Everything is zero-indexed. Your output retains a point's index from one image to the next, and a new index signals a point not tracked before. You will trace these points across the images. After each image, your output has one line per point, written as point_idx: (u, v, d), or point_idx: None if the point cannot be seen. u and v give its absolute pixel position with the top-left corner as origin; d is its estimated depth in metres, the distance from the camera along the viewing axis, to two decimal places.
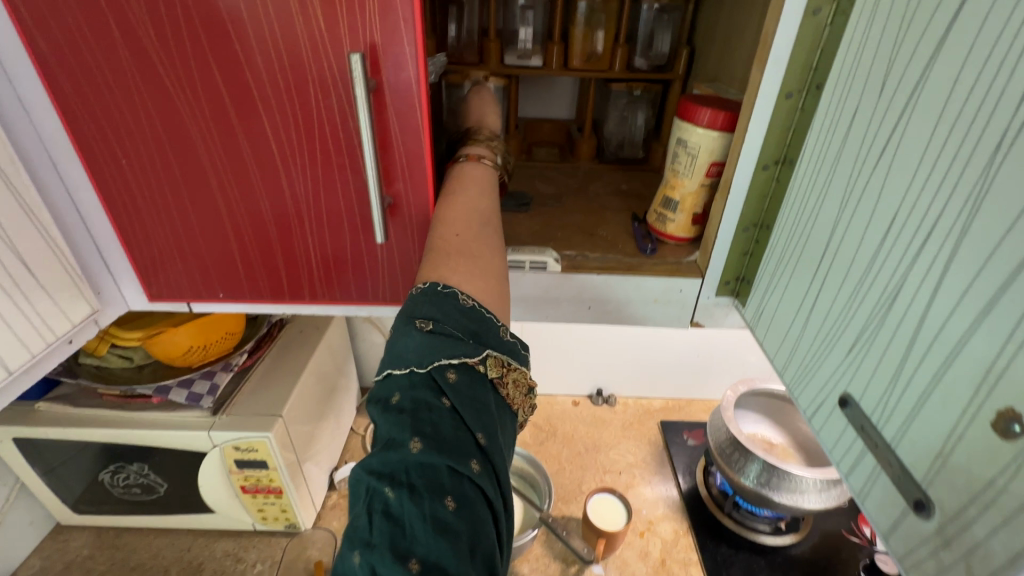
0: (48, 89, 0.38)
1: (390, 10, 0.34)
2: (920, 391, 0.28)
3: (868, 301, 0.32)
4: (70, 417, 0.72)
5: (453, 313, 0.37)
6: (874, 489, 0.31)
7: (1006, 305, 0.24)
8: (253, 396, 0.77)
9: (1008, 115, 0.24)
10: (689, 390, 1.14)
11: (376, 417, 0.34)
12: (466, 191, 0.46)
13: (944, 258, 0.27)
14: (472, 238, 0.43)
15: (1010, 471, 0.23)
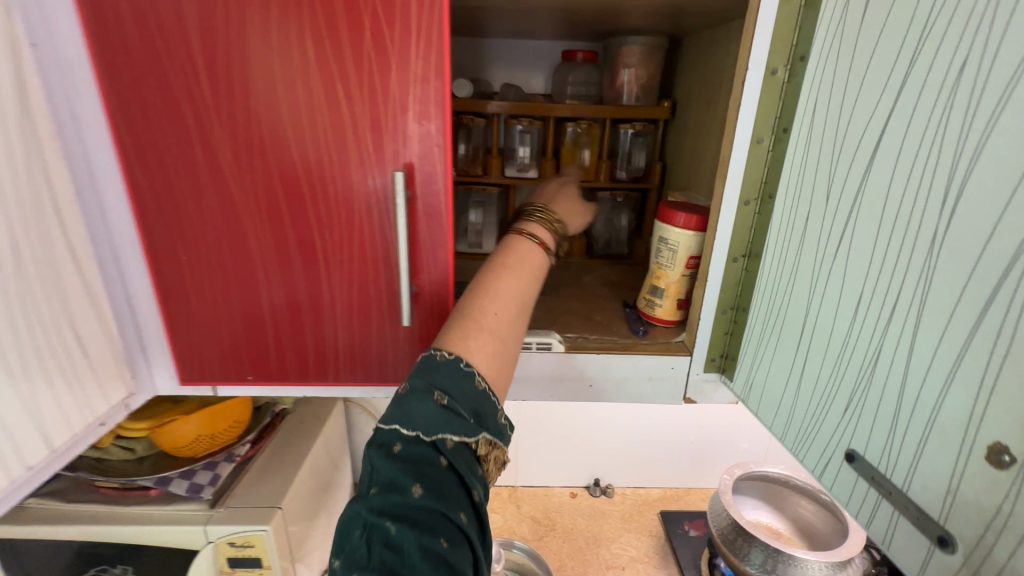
0: (130, 198, 0.45)
1: (428, 139, 0.43)
2: (909, 439, 0.32)
3: (852, 365, 0.37)
4: (57, 512, 0.69)
5: (466, 392, 0.40)
6: (897, 534, 0.33)
7: (967, 357, 0.29)
8: (253, 487, 0.76)
9: (928, 210, 0.31)
10: (685, 478, 1.14)
11: (378, 460, 0.38)
12: (512, 274, 0.49)
13: (902, 325, 0.33)
14: (508, 322, 0.46)
15: (1012, 496, 0.26)
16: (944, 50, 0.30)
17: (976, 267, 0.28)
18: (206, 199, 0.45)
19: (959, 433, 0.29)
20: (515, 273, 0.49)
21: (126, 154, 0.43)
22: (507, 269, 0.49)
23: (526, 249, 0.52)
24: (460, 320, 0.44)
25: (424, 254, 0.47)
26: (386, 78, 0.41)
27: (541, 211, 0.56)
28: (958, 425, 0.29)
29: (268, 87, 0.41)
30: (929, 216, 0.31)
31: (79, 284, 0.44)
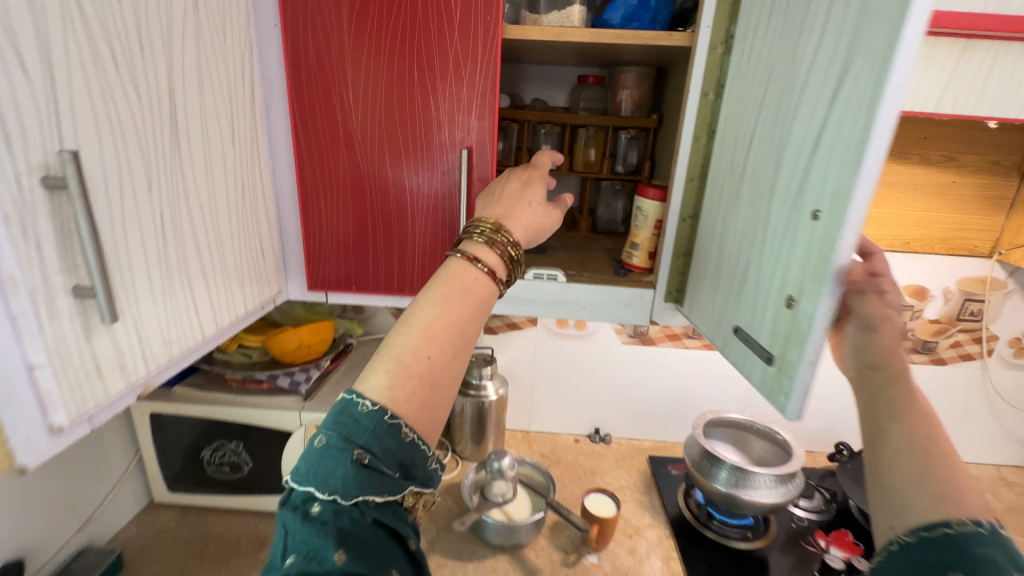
0: (296, 163, 0.72)
1: (483, 131, 0.69)
2: (759, 308, 0.55)
3: (737, 273, 0.60)
4: (197, 397, 0.97)
5: (391, 449, 0.44)
6: (753, 367, 0.56)
7: (777, 252, 0.52)
8: (332, 391, 1.02)
9: (767, 175, 0.54)
10: (673, 432, 1.36)
11: (295, 526, 0.42)
12: (450, 305, 0.50)
13: (756, 242, 0.56)
14: (439, 365, 0.47)
15: (793, 319, 0.49)
16: (773, 85, 0.53)
17: (782, 202, 0.51)
18: (341, 165, 0.71)
19: (775, 295, 0.52)
20: (450, 304, 0.49)
21: (297, 136, 0.71)
22: (442, 300, 0.50)
23: (465, 277, 0.52)
24: (384, 361, 0.46)
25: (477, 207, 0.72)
26: (460, 92, 0.67)
27: (490, 232, 0.56)
28: (775, 291, 0.52)
29: (388, 96, 0.68)
30: (768, 177, 0.54)
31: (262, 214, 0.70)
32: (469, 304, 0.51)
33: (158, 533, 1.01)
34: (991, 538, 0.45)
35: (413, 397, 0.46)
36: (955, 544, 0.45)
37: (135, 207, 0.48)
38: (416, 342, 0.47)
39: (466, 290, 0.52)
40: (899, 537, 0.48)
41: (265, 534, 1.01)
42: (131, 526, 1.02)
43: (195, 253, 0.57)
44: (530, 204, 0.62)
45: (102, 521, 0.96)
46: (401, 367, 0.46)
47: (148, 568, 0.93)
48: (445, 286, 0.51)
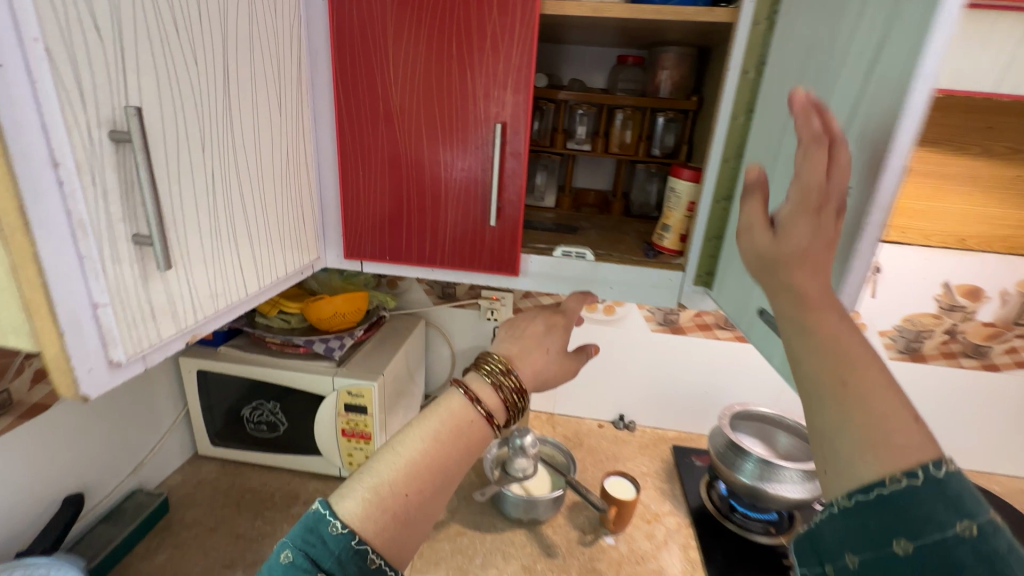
0: (338, 135, 0.75)
1: (518, 107, 0.70)
2: None
3: None
4: (240, 357, 1.03)
5: (354, 573, 0.49)
6: (776, 349, 0.55)
7: None
8: (364, 360, 1.06)
9: None
10: (699, 424, 1.34)
11: None
12: (440, 438, 0.59)
13: None
14: (414, 503, 0.55)
15: None
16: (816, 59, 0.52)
17: None
18: (379, 137, 0.74)
19: None
20: (435, 443, 0.58)
21: (340, 109, 0.74)
22: (427, 440, 0.58)
23: (456, 407, 0.61)
24: (364, 487, 0.54)
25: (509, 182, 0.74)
26: (497, 68, 0.68)
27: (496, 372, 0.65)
28: None
29: (426, 70, 0.70)
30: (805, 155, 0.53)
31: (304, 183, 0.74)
32: (459, 443, 0.59)
33: (201, 482, 1.08)
34: (930, 492, 0.31)
35: (383, 525, 0.53)
36: (896, 506, 0.31)
37: (191, 167, 0.52)
38: (400, 470, 0.55)
39: (455, 424, 0.60)
40: (816, 516, 0.36)
41: (297, 491, 1.07)
42: (177, 474, 1.10)
43: (242, 215, 0.61)
44: (546, 355, 0.71)
45: (152, 467, 1.04)
46: (379, 498, 0.53)
47: (191, 513, 1.00)
48: (439, 426, 0.59)
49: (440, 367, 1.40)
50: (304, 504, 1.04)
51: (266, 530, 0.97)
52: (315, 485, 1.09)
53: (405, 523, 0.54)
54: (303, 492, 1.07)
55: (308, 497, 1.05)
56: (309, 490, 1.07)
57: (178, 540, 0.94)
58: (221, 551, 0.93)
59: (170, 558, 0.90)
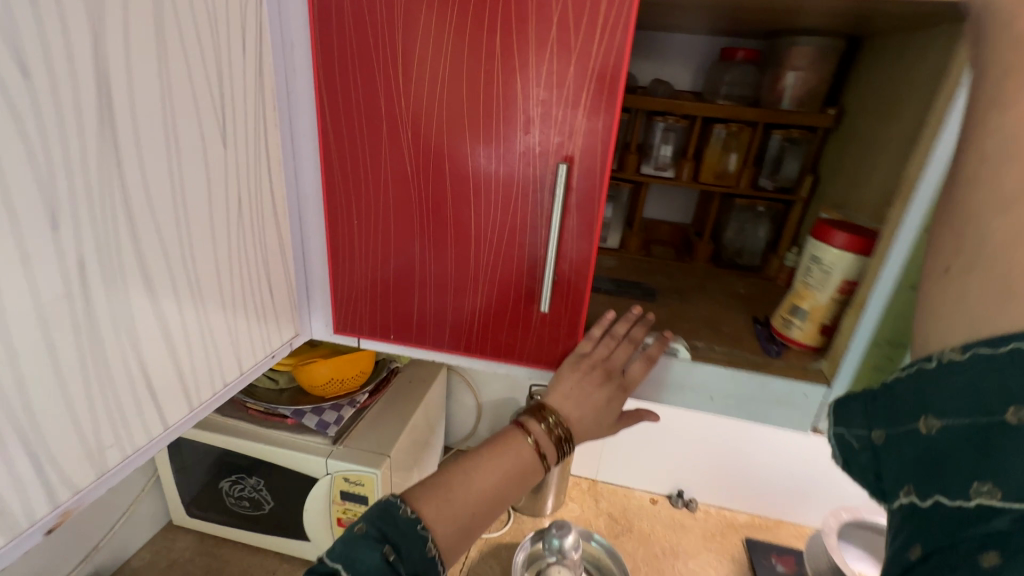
0: (322, 167, 0.51)
1: (593, 134, 0.44)
2: None
3: None
4: (215, 421, 0.82)
5: (417, 555, 0.44)
6: None
7: None
8: (367, 433, 0.83)
9: None
10: (779, 509, 1.08)
11: None
12: (508, 451, 0.52)
13: None
14: (478, 517, 0.49)
15: None
16: None
17: None
18: (382, 171, 0.50)
19: None
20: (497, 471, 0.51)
21: (325, 130, 0.50)
22: (495, 466, 0.51)
23: (517, 445, 0.53)
24: (433, 487, 0.49)
25: (572, 244, 0.49)
26: (562, 72, 0.43)
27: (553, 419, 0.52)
28: None
29: (451, 73, 0.45)
30: None
31: (274, 237, 0.52)
32: (518, 470, 0.52)
33: (172, 564, 0.90)
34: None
35: (447, 530, 0.47)
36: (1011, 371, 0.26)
37: (15, 262, 0.30)
38: (466, 484, 0.49)
39: (512, 452, 0.52)
40: (895, 373, 0.34)
41: None
42: (146, 549, 0.92)
43: (149, 308, 0.39)
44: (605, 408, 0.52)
45: (113, 547, 0.86)
46: (448, 501, 0.48)
47: None
48: (507, 438, 0.53)
49: (463, 417, 1.17)
50: None
51: None
52: None
53: (470, 537, 0.49)
54: None
55: None
56: None
57: None
58: None
59: None
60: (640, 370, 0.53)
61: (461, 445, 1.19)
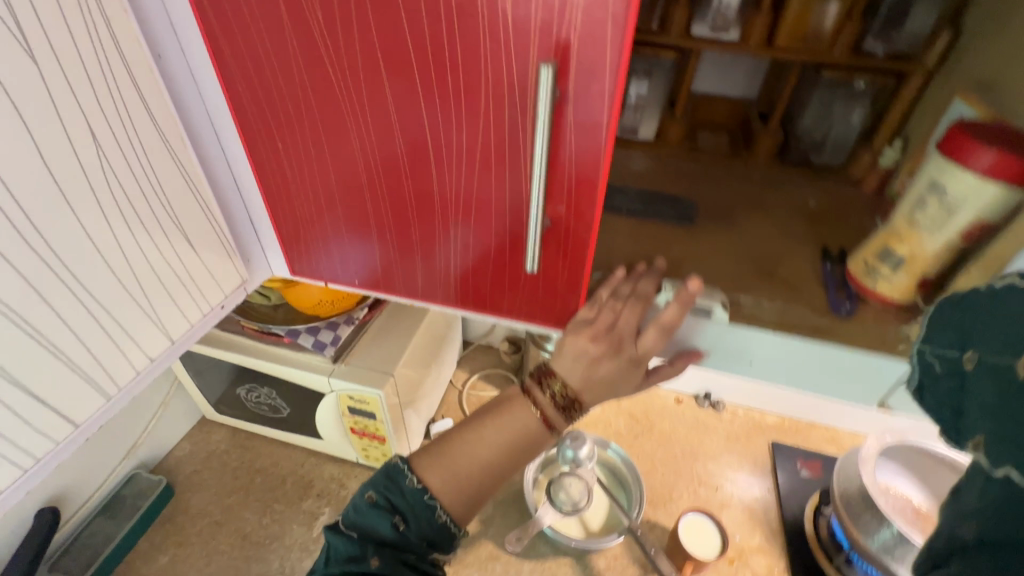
0: (216, 66, 0.37)
1: (599, 6, 0.27)
2: None
3: None
4: (217, 337, 0.80)
5: (420, 521, 0.43)
6: None
7: None
8: (370, 349, 0.79)
9: None
10: (812, 413, 1.03)
11: (336, 536, 0.43)
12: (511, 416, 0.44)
13: None
14: (489, 481, 0.43)
15: None
16: None
17: None
18: (296, 73, 0.35)
19: None
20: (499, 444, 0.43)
21: (204, 11, 0.34)
22: (495, 437, 0.43)
23: (520, 418, 0.43)
24: (434, 451, 0.44)
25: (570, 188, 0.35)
26: None
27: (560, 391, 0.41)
28: None
29: None
30: None
31: (178, 178, 0.40)
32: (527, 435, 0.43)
33: (210, 454, 0.96)
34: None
35: (448, 491, 0.43)
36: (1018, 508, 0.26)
37: None
38: (468, 446, 0.43)
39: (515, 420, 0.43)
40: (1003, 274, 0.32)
41: (311, 478, 0.92)
42: (185, 441, 0.97)
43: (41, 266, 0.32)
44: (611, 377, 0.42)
45: (152, 443, 0.91)
46: (449, 461, 0.43)
47: (197, 499, 0.89)
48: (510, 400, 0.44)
49: None
50: (317, 497, 0.89)
51: (274, 533, 0.85)
52: (331, 470, 0.93)
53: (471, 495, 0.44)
54: (317, 480, 0.92)
55: (322, 488, 0.90)
56: (324, 477, 0.92)
57: (182, 536, 0.84)
58: (225, 558, 0.82)
59: (172, 562, 0.81)
60: (654, 341, 0.41)
61: (481, 341, 1.16)
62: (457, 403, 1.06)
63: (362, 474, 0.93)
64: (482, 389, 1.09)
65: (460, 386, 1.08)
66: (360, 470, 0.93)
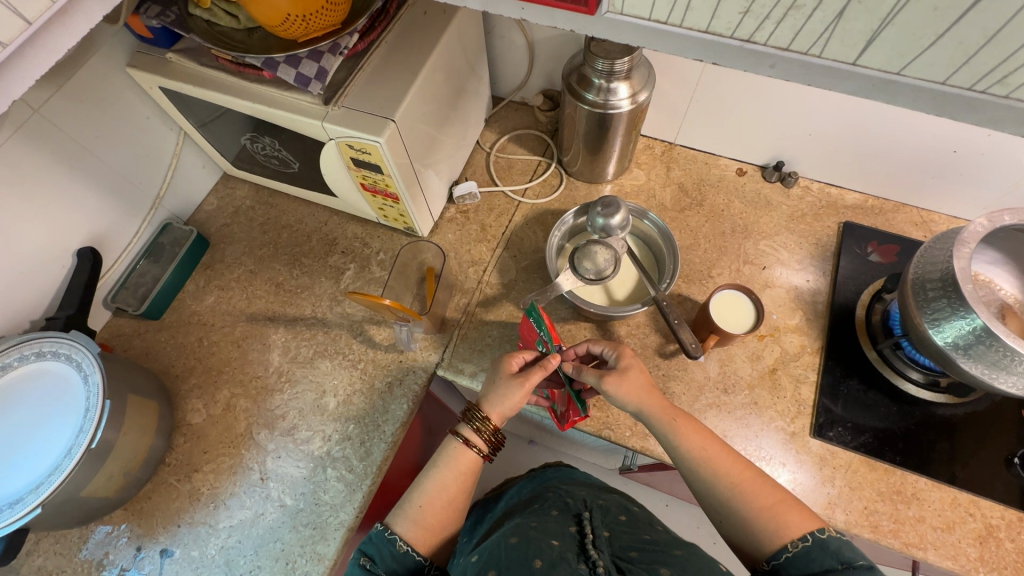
0: None
1: None
2: None
3: None
4: (197, 75, 0.69)
5: (385, 555, 0.60)
6: None
7: None
8: (367, 90, 0.67)
9: None
10: (905, 191, 0.85)
11: (375, 558, 0.60)
12: (440, 468, 0.66)
13: None
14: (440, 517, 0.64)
15: None
16: None
17: None
18: None
19: None
20: (459, 479, 0.65)
21: None
22: (455, 475, 0.66)
23: (465, 456, 0.66)
24: (406, 510, 0.64)
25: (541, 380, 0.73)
26: None
27: (477, 420, 0.66)
28: None
29: None
30: None
31: None
32: (466, 485, 0.66)
33: (237, 210, 0.95)
34: (816, 546, 0.51)
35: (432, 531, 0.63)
36: (799, 563, 0.51)
37: None
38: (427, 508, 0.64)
39: (446, 465, 0.66)
40: (790, 546, 0.52)
41: (334, 237, 0.91)
42: (213, 196, 0.96)
43: None
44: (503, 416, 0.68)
45: (177, 196, 0.90)
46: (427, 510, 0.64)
47: (231, 251, 0.91)
48: (441, 455, 0.67)
49: (513, 60, 0.92)
50: (342, 254, 0.89)
51: (304, 284, 0.87)
52: (355, 230, 0.91)
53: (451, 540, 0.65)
54: (341, 239, 0.90)
55: (346, 246, 0.90)
56: (348, 237, 0.90)
57: (222, 281, 0.89)
58: (263, 301, 0.86)
59: (217, 303, 0.87)
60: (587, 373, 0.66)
61: (513, 97, 0.99)
62: (484, 168, 0.95)
63: (385, 235, 0.90)
64: (512, 152, 0.96)
65: (488, 147, 0.96)
66: (383, 231, 0.90)
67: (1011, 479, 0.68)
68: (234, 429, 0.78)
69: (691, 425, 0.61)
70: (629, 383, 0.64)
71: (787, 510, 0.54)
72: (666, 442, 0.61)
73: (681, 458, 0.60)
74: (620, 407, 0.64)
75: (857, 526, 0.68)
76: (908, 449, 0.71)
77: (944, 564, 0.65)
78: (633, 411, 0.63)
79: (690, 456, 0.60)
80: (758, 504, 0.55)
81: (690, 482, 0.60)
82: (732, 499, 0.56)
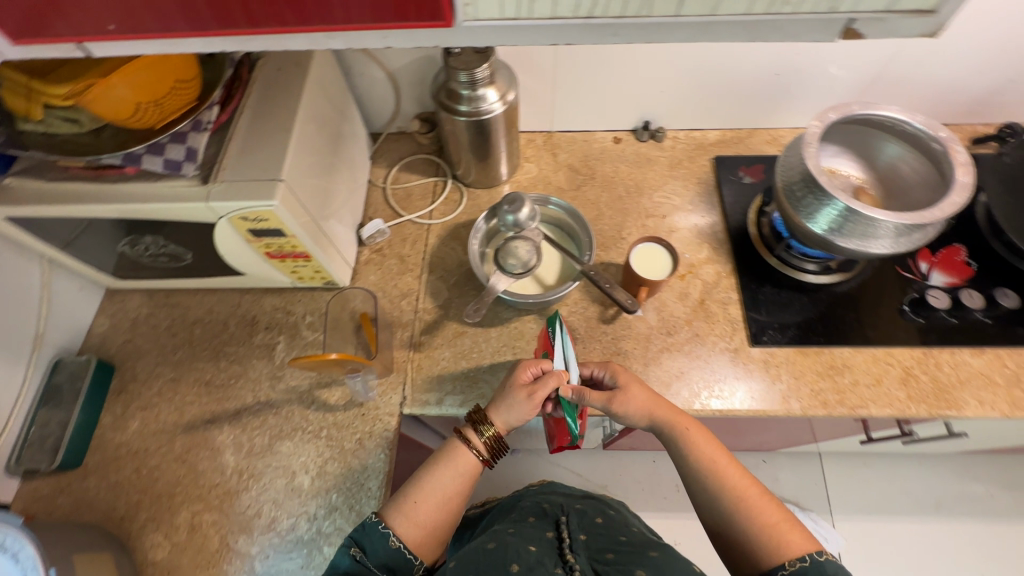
0: None
1: None
2: None
3: None
4: (49, 192, 0.63)
5: (377, 549, 0.59)
6: None
7: None
8: (243, 158, 0.65)
9: None
10: (752, 118, 0.98)
11: (367, 550, 0.59)
12: (442, 468, 0.65)
13: None
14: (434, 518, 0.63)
15: None
16: None
17: None
18: None
19: None
20: (457, 479, 0.65)
21: None
22: (453, 476, 0.65)
23: (466, 458, 0.66)
24: (402, 500, 0.63)
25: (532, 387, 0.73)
26: None
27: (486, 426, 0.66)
28: None
29: None
30: None
31: None
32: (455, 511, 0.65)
33: (134, 323, 0.87)
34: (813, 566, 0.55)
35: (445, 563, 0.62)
36: None
37: None
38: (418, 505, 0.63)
39: (444, 463, 0.66)
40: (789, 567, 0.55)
41: (253, 315, 0.86)
42: (102, 316, 0.87)
43: None
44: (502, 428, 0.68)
45: (59, 328, 0.81)
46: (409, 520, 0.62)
47: (142, 366, 0.84)
48: (443, 456, 0.67)
49: (379, 95, 0.94)
50: (267, 330, 0.85)
51: (237, 372, 0.82)
52: (272, 302, 0.87)
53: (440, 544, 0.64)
54: (261, 315, 0.86)
55: (269, 321, 0.86)
56: (267, 310, 0.86)
57: (143, 401, 0.81)
58: (196, 406, 0.80)
59: (144, 425, 0.79)
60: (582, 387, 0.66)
61: (390, 129, 1.00)
62: (385, 204, 0.95)
63: (306, 296, 0.88)
64: (406, 181, 0.97)
65: (382, 182, 0.96)
66: (302, 294, 0.87)
67: (909, 324, 0.80)
68: (208, 548, 0.71)
69: (710, 439, 0.65)
70: (638, 400, 0.67)
71: (789, 529, 0.58)
72: (678, 450, 0.66)
73: (691, 468, 0.64)
74: (633, 422, 0.68)
75: (811, 408, 0.76)
76: (828, 329, 0.81)
77: (885, 412, 0.75)
78: (643, 424, 0.68)
79: (700, 467, 0.64)
80: (761, 518, 0.59)
81: (694, 493, 0.64)
82: (733, 513, 0.60)
